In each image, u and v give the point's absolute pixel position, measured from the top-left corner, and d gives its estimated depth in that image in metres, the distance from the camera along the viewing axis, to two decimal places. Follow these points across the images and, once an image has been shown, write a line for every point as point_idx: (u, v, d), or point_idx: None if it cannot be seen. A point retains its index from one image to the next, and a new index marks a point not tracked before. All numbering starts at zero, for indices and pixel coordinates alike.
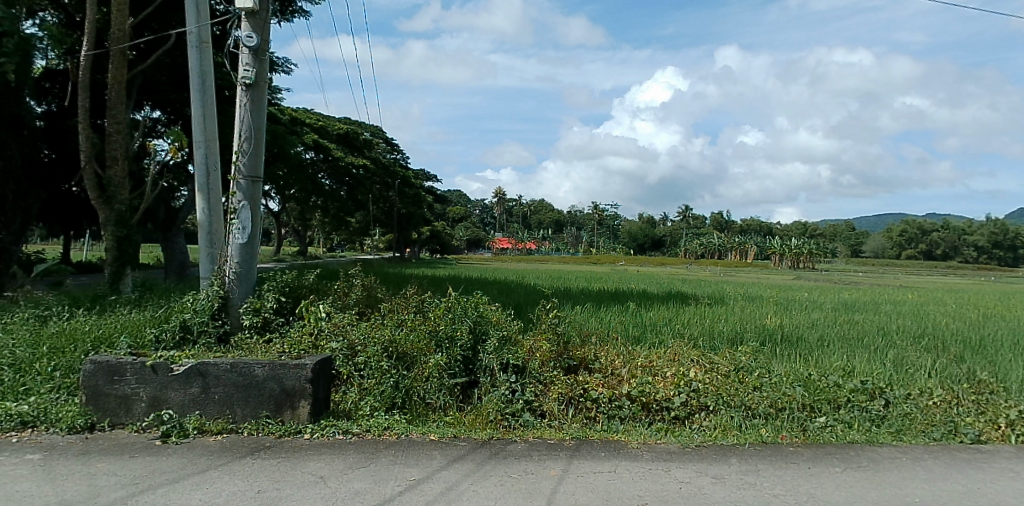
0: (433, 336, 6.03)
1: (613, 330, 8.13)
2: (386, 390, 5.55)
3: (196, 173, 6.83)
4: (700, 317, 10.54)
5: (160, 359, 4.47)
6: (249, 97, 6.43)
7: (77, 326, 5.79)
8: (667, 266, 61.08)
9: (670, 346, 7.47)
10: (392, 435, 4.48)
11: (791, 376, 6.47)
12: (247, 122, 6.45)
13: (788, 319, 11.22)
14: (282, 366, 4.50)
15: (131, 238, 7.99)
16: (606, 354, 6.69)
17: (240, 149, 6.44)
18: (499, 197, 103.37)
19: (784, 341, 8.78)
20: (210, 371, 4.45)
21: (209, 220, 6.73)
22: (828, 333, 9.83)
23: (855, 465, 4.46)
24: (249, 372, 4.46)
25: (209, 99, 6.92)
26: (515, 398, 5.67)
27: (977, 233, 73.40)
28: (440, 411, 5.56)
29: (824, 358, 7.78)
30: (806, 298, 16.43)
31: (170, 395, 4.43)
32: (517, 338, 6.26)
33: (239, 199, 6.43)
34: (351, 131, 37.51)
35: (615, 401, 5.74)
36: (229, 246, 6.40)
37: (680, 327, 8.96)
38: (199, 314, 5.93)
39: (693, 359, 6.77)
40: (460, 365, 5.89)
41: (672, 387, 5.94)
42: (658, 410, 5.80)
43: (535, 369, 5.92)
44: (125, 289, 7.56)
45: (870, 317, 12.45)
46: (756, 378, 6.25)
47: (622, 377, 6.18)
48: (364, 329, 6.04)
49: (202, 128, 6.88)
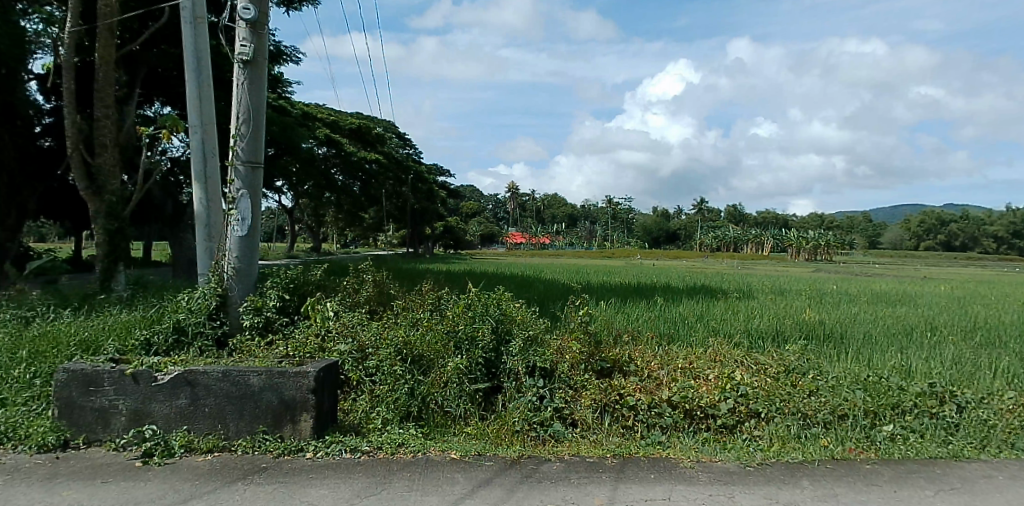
0: (452, 337, 5.48)
1: (644, 327, 7.46)
2: (399, 399, 4.99)
3: (192, 160, 6.28)
4: (734, 313, 9.81)
5: (142, 366, 3.92)
6: (247, 76, 5.87)
7: (62, 328, 5.29)
8: (681, 259, 60.23)
9: (710, 344, 6.80)
10: (407, 454, 3.90)
11: (848, 378, 5.81)
12: (245, 103, 5.89)
13: (827, 313, 10.52)
14: (280, 375, 3.92)
15: (124, 232, 7.47)
16: (640, 355, 6.08)
17: (237, 132, 5.88)
18: (512, 191, 102.53)
19: (829, 337, 8.08)
20: (200, 381, 3.89)
21: (206, 211, 6.19)
22: (873, 328, 9.11)
23: (948, 487, 3.80)
24: (244, 382, 3.90)
25: (206, 80, 6.36)
26: (543, 405, 5.10)
27: (999, 223, 71.60)
28: (460, 421, 4.99)
29: (879, 356, 7.06)
30: (838, 291, 15.58)
31: (153, 408, 3.88)
32: (543, 338, 5.71)
33: (238, 187, 5.86)
34: (363, 126, 37.10)
35: (655, 409, 5.16)
36: (228, 239, 5.86)
37: (715, 323, 8.32)
38: (195, 314, 5.41)
39: (738, 360, 6.14)
40: (481, 369, 5.33)
41: (718, 391, 5.33)
42: (702, 418, 5.18)
43: (564, 373, 5.38)
44: (119, 288, 7.02)
45: (910, 311, 11.64)
46: (810, 380, 5.61)
47: (661, 381, 5.58)
48: (376, 329, 5.48)
49: (198, 112, 6.33)
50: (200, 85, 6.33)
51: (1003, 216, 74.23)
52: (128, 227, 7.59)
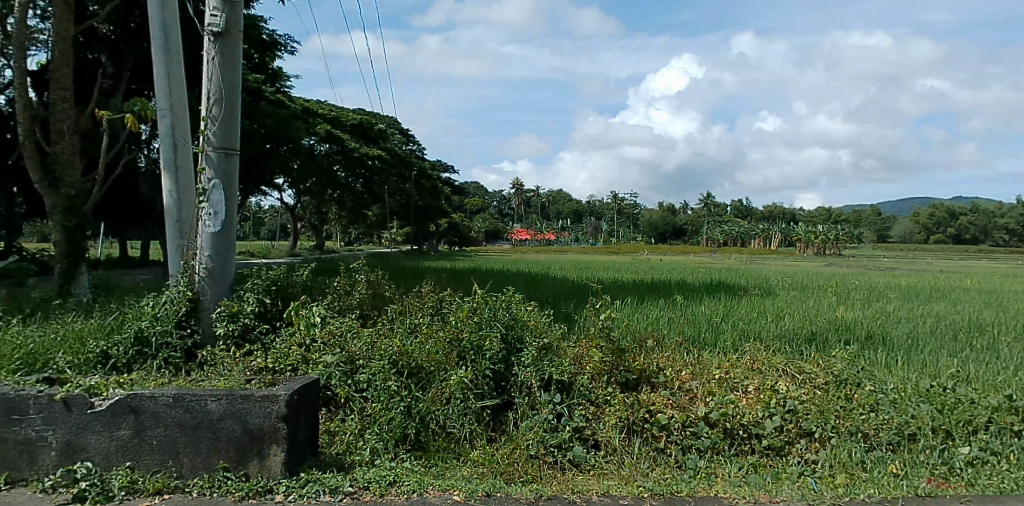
0: (455, 347, 4.80)
1: (669, 331, 6.71)
2: (395, 419, 4.28)
3: (161, 147, 5.59)
4: (761, 312, 9.03)
5: (75, 389, 3.22)
6: (219, 50, 5.18)
7: (6, 338, 4.62)
8: (690, 253, 59.33)
9: (747, 350, 6.05)
10: (401, 495, 3.20)
11: (907, 389, 5.08)
12: (216, 80, 5.19)
13: (859, 311, 9.77)
14: (244, 400, 3.19)
15: (85, 228, 6.81)
16: (669, 363, 5.37)
17: (209, 114, 5.18)
18: (517, 187, 101.54)
19: (872, 338, 7.33)
20: (146, 407, 3.19)
21: (177, 205, 5.50)
22: (916, 327, 8.35)
23: None
24: (199, 408, 3.18)
25: (175, 57, 5.65)
26: (561, 424, 4.48)
27: (1011, 215, 70.50)
28: (465, 444, 4.31)
29: (933, 361, 6.28)
30: (863, 287, 14.70)
31: (90, 440, 3.19)
32: (559, 346, 5.04)
33: (209, 177, 5.17)
34: (365, 122, 36.47)
35: (691, 427, 4.50)
36: (199, 236, 5.18)
37: (744, 324, 7.60)
38: (160, 322, 4.76)
39: (780, 368, 5.41)
40: (488, 383, 4.65)
41: (761, 407, 4.64)
42: (745, 438, 4.50)
43: (584, 386, 4.73)
44: (82, 292, 6.44)
45: (947, 308, 10.82)
46: (868, 393, 4.87)
47: (695, 393, 4.89)
48: (369, 338, 4.77)
49: (167, 93, 5.64)
50: (169, 61, 5.62)
51: (1014, 208, 73.12)
52: (90, 223, 6.99)
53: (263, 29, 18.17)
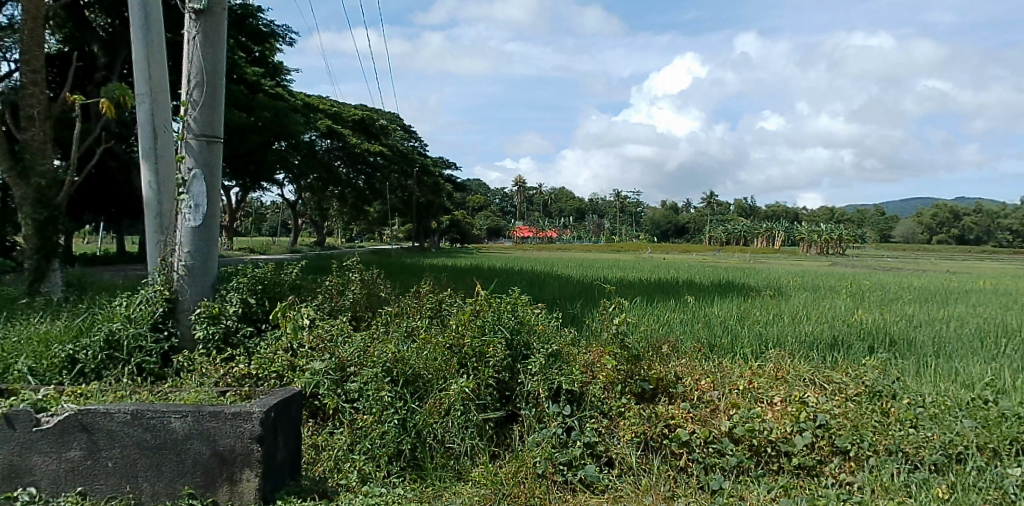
0: (456, 354, 4.41)
1: (682, 336, 6.31)
2: (389, 433, 3.88)
3: (141, 135, 5.20)
4: (776, 314, 8.61)
5: (20, 404, 2.83)
6: (201, 29, 4.79)
7: None
8: (692, 252, 58.93)
9: (769, 357, 5.62)
10: None
11: (948, 401, 4.62)
12: (198, 61, 4.81)
13: (877, 313, 9.34)
14: (212, 417, 2.77)
15: (58, 222, 6.48)
16: (686, 371, 4.96)
17: (189, 98, 4.79)
18: (519, 184, 101.19)
19: (896, 343, 6.90)
20: (100, 425, 2.79)
21: (157, 197, 5.11)
22: (939, 332, 7.90)
23: None
24: (162, 426, 2.78)
25: (156, 39, 5.26)
26: (571, 439, 4.08)
27: (1016, 216, 70.07)
28: (466, 461, 3.91)
29: (967, 369, 5.84)
30: (877, 288, 14.25)
31: (36, 462, 2.80)
32: (569, 354, 4.65)
33: (189, 166, 4.79)
34: (367, 117, 36.16)
35: (714, 444, 4.08)
36: (178, 230, 4.80)
37: (760, 327, 7.18)
38: (133, 324, 4.38)
39: (807, 378, 5.00)
40: (492, 393, 4.25)
41: (790, 421, 4.23)
42: (772, 456, 4.08)
43: (596, 397, 4.34)
44: (53, 291, 6.23)
45: (968, 310, 10.39)
46: (905, 406, 4.45)
47: (717, 405, 4.47)
48: (362, 343, 4.37)
49: (146, 78, 5.24)
50: (149, 43, 5.22)
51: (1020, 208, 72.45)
52: (62, 216, 6.64)
53: (259, 20, 17.87)
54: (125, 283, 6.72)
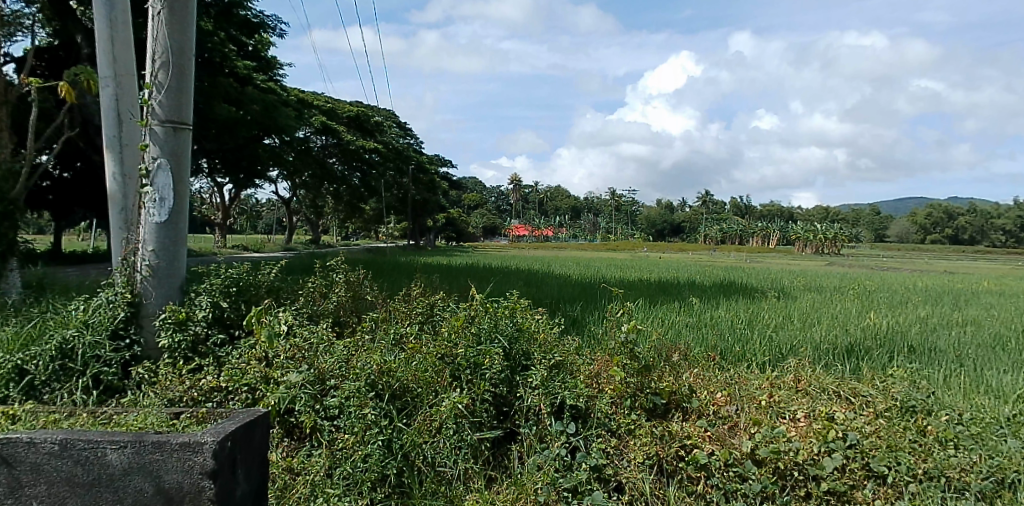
0: (450, 366, 4.00)
1: (691, 341, 5.92)
2: (373, 456, 3.43)
3: (104, 122, 4.75)
4: (785, 317, 8.23)
5: None
6: (167, 4, 4.36)
7: None
8: (688, 251, 58.80)
9: (788, 366, 5.22)
10: None
11: (988, 418, 4.20)
12: (163, 39, 4.37)
13: (888, 316, 8.97)
14: (155, 448, 2.33)
15: (14, 217, 6.05)
16: (700, 384, 4.55)
17: (155, 81, 4.37)
18: (515, 182, 100.79)
19: (915, 349, 6.50)
20: (23, 458, 2.37)
21: (121, 190, 4.67)
22: (960, 337, 7.50)
23: None
24: (95, 458, 2.35)
25: (121, 17, 4.79)
26: (576, 461, 3.66)
27: (1010, 216, 70.05)
28: (458, 487, 3.48)
29: (996, 378, 5.44)
30: (884, 289, 13.89)
31: None
32: (572, 365, 4.24)
33: (154, 155, 4.36)
34: (361, 113, 35.76)
35: (735, 467, 3.65)
36: (143, 226, 4.39)
37: (771, 331, 6.80)
38: (90, 331, 3.94)
39: (831, 391, 4.60)
40: (489, 409, 3.84)
41: (817, 441, 3.81)
42: (799, 481, 3.64)
43: (603, 413, 3.93)
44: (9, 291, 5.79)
45: (981, 313, 10.04)
46: (943, 424, 4.03)
47: (736, 423, 4.06)
48: (345, 352, 3.95)
49: (110, 59, 4.77)
50: (112, 21, 4.75)
51: (1014, 208, 72.38)
52: (18, 210, 6.20)
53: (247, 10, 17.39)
54: (88, 284, 6.25)
